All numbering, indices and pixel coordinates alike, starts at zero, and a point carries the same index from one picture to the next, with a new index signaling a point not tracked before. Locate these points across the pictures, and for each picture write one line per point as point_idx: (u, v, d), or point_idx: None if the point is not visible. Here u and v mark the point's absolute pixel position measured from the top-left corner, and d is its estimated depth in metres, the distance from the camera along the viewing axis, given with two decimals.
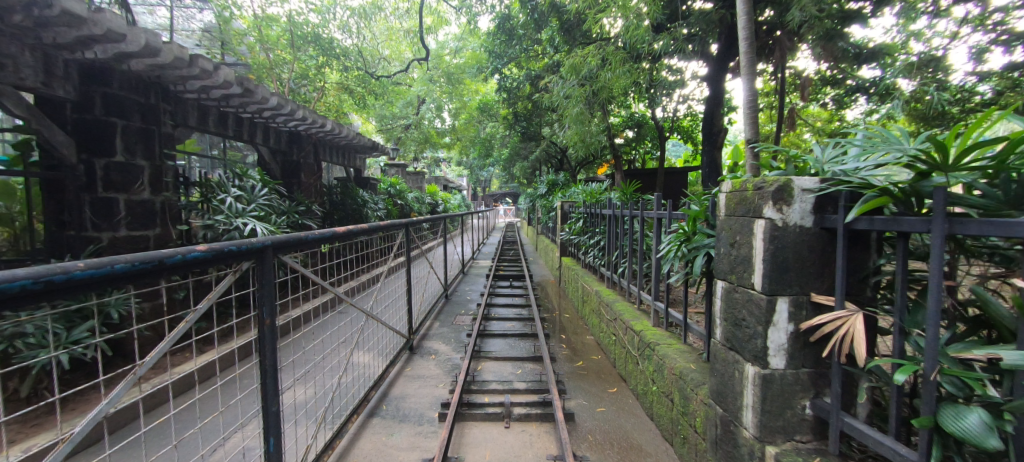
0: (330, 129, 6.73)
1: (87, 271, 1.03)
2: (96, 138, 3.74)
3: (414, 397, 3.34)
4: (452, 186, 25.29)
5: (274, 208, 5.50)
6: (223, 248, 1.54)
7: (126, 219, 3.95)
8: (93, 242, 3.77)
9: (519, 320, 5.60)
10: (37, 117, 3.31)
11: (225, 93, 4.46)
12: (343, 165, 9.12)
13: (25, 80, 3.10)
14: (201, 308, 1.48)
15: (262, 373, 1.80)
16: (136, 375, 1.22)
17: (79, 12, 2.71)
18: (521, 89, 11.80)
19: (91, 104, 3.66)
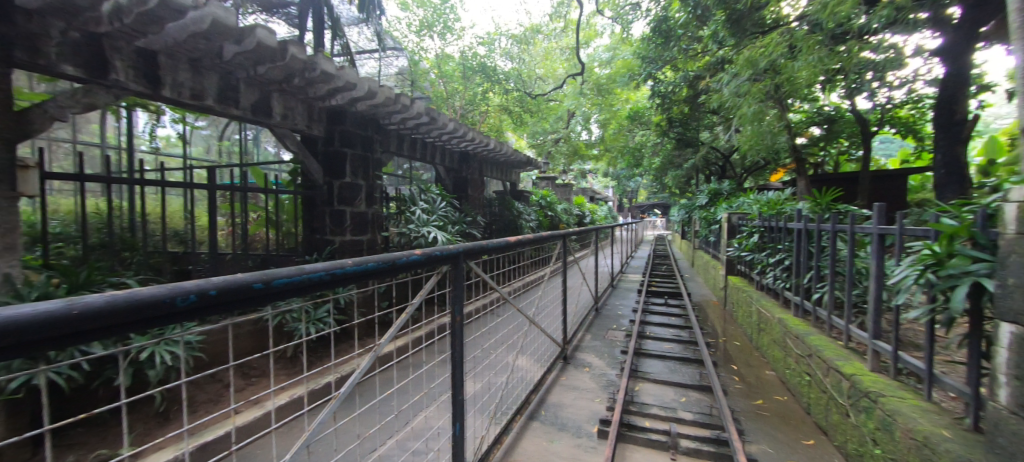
0: (493, 147, 7.40)
1: (353, 267, 1.34)
2: (334, 165, 4.87)
3: (572, 408, 3.35)
4: (600, 197, 25.00)
5: (450, 219, 6.32)
6: (432, 253, 1.80)
7: (351, 225, 5.00)
8: (329, 244, 4.88)
9: (679, 342, 5.14)
10: (302, 152, 4.52)
11: (417, 122, 5.32)
12: (501, 180, 9.93)
13: (297, 124, 4.28)
14: (416, 302, 1.75)
15: (454, 364, 2.04)
16: (375, 353, 1.51)
17: (329, 70, 3.65)
18: (677, 93, 11.01)
19: (333, 139, 4.80)
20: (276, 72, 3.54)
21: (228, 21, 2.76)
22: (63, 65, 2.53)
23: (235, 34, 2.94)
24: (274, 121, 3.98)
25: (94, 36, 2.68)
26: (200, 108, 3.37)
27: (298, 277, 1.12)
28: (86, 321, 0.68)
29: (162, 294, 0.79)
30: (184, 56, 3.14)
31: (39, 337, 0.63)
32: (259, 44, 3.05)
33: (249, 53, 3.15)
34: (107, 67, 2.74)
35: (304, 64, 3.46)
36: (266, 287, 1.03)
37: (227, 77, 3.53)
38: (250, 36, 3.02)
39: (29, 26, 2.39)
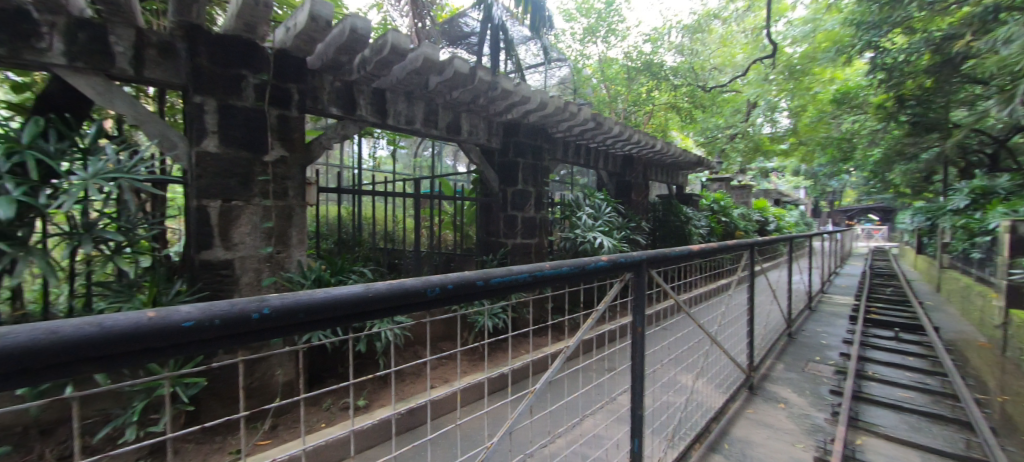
0: (660, 148, 6.96)
1: (550, 271, 1.39)
2: (509, 173, 5.18)
3: (764, 449, 2.85)
4: (788, 200, 21.00)
5: (614, 225, 6.18)
6: (618, 260, 1.74)
7: (521, 228, 5.27)
8: (503, 246, 5.24)
9: (924, 391, 3.86)
10: (482, 163, 5.01)
11: (583, 129, 5.37)
12: (667, 183, 9.25)
13: (480, 139, 4.79)
14: (601, 308, 1.72)
15: (633, 376, 1.96)
16: (565, 356, 1.54)
17: (508, 87, 4.02)
18: (915, 63, 8.42)
19: (507, 149, 5.16)
20: (465, 95, 4.05)
21: (435, 58, 3.32)
22: (331, 107, 3.41)
23: (439, 66, 3.50)
24: (462, 137, 4.56)
25: (348, 84, 3.54)
26: (411, 131, 4.10)
27: (508, 278, 1.23)
28: (373, 302, 0.90)
29: (416, 285, 0.97)
30: (401, 90, 3.87)
31: (346, 311, 0.86)
32: (455, 72, 3.57)
33: (449, 81, 3.70)
34: (355, 105, 3.58)
35: (488, 84, 3.90)
36: (485, 285, 1.16)
37: (430, 104, 4.21)
38: (449, 66, 3.56)
39: (314, 82, 3.31)
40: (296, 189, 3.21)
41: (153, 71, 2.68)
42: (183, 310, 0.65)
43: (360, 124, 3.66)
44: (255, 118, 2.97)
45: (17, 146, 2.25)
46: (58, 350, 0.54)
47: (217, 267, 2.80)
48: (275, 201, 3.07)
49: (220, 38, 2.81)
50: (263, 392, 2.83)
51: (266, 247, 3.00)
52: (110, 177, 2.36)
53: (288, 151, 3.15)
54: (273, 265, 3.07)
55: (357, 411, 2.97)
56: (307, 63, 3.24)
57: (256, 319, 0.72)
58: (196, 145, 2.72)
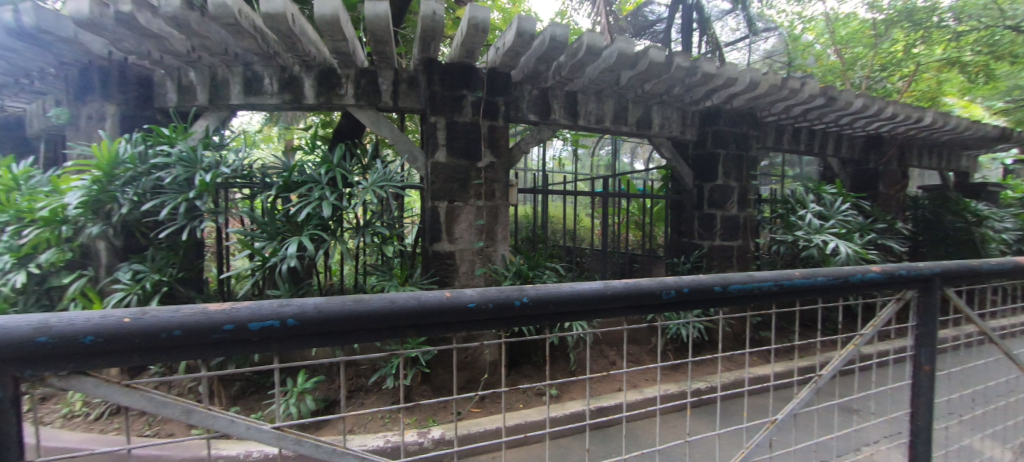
0: (933, 122, 5.11)
1: (800, 281, 1.15)
2: (706, 167, 4.63)
3: None
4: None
5: (853, 225, 4.84)
6: (898, 272, 1.32)
7: (721, 229, 4.60)
8: (699, 248, 4.70)
9: None
10: (675, 157, 4.61)
11: (808, 108, 4.38)
12: (940, 169, 6.75)
13: (673, 132, 4.43)
14: (870, 333, 1.34)
15: (917, 429, 1.47)
16: (815, 386, 1.26)
17: (711, 71, 3.59)
18: None
19: (705, 141, 4.60)
20: (659, 86, 3.81)
21: (630, 51, 3.22)
22: (529, 114, 3.70)
23: (632, 61, 3.39)
24: (653, 131, 4.31)
25: (545, 90, 3.76)
26: (601, 130, 4.10)
27: (749, 286, 1.07)
28: (611, 300, 0.90)
29: (653, 286, 0.93)
30: (592, 90, 3.89)
31: (587, 308, 0.89)
32: (650, 63, 3.38)
33: (643, 73, 3.54)
34: (550, 110, 3.79)
35: (688, 70, 3.56)
36: (723, 291, 1.03)
37: (620, 100, 4.12)
38: (643, 59, 3.39)
39: (516, 93, 3.64)
40: (502, 191, 3.60)
41: (405, 101, 3.41)
42: (468, 291, 0.79)
43: (554, 128, 3.86)
44: (472, 130, 3.45)
45: (331, 164, 3.18)
46: (400, 311, 0.72)
47: (444, 257, 3.38)
48: (486, 201, 3.51)
49: (448, 67, 3.37)
50: (474, 367, 3.23)
51: (478, 242, 3.47)
52: (381, 184, 3.11)
53: (496, 158, 3.55)
54: (483, 257, 3.52)
55: (549, 399, 3.13)
56: (512, 77, 3.58)
57: (518, 306, 0.81)
58: (431, 157, 3.35)
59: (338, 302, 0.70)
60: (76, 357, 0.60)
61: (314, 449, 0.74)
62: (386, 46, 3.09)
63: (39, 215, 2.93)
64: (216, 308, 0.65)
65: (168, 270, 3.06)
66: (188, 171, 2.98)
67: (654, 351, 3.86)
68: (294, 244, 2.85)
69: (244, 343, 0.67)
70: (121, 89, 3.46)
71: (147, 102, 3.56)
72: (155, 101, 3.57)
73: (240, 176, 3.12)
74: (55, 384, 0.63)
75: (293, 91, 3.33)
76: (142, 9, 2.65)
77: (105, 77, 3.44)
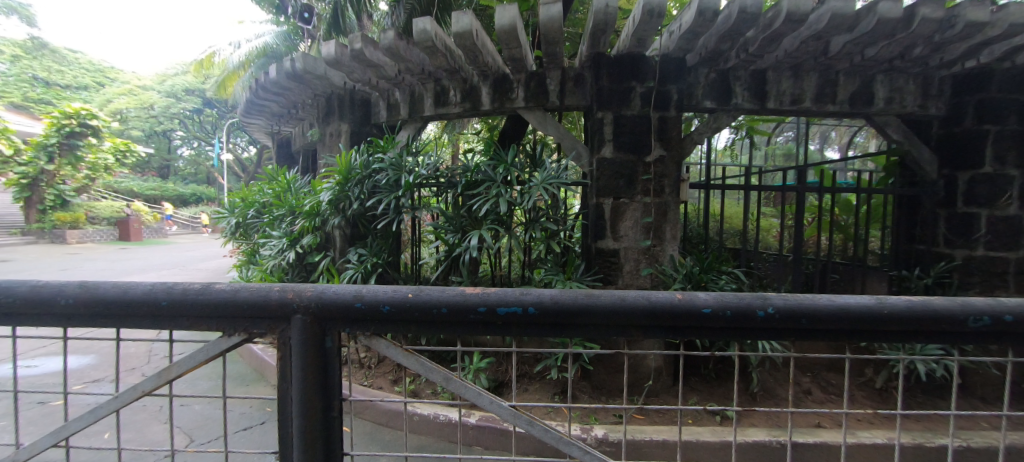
0: None
1: None
2: (963, 151, 3.44)
3: None
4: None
5: None
6: None
7: (987, 235, 3.36)
8: (945, 258, 3.55)
9: None
10: (909, 139, 3.53)
11: None
12: None
13: (908, 107, 3.42)
14: None
15: None
16: None
17: (982, 18, 2.62)
18: None
19: (962, 115, 3.43)
20: (890, 49, 2.99)
21: (850, 10, 2.59)
22: (706, 101, 3.34)
23: (851, 21, 2.72)
24: (875, 108, 3.41)
25: (725, 72, 3.35)
26: (796, 111, 3.45)
27: None
28: (888, 321, 0.71)
29: (956, 310, 0.71)
30: (788, 65, 3.29)
31: (849, 328, 0.73)
32: (880, 21, 2.65)
33: (865, 36, 2.82)
34: (731, 94, 3.35)
35: (939, 23, 2.70)
36: None
37: (826, 73, 3.38)
38: (868, 16, 2.69)
39: (691, 78, 3.33)
40: (673, 187, 3.34)
41: (572, 98, 3.46)
42: (700, 295, 0.73)
43: (736, 113, 3.39)
44: (641, 123, 3.30)
45: (505, 164, 3.43)
46: (630, 310, 0.71)
47: (608, 255, 3.33)
48: (655, 198, 3.31)
49: (616, 59, 3.28)
50: (635, 370, 3.10)
51: (645, 240, 3.31)
52: (550, 182, 3.22)
53: (666, 151, 3.32)
54: (650, 257, 3.34)
55: (725, 420, 2.79)
56: (686, 62, 3.29)
57: (761, 317, 0.71)
58: (598, 153, 3.32)
59: (571, 296, 0.72)
60: (377, 322, 0.76)
61: (544, 434, 0.78)
62: (557, 46, 3.17)
63: (305, 210, 3.95)
64: (471, 292, 0.74)
65: (381, 255, 3.79)
66: (395, 174, 3.60)
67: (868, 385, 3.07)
68: (475, 237, 3.20)
69: (492, 325, 0.74)
70: (351, 111, 4.39)
71: (367, 120, 4.44)
72: (372, 118, 4.43)
73: (431, 177, 3.63)
74: (360, 341, 0.81)
75: (472, 99, 3.71)
76: (368, 44, 3.30)
77: (342, 102, 4.43)
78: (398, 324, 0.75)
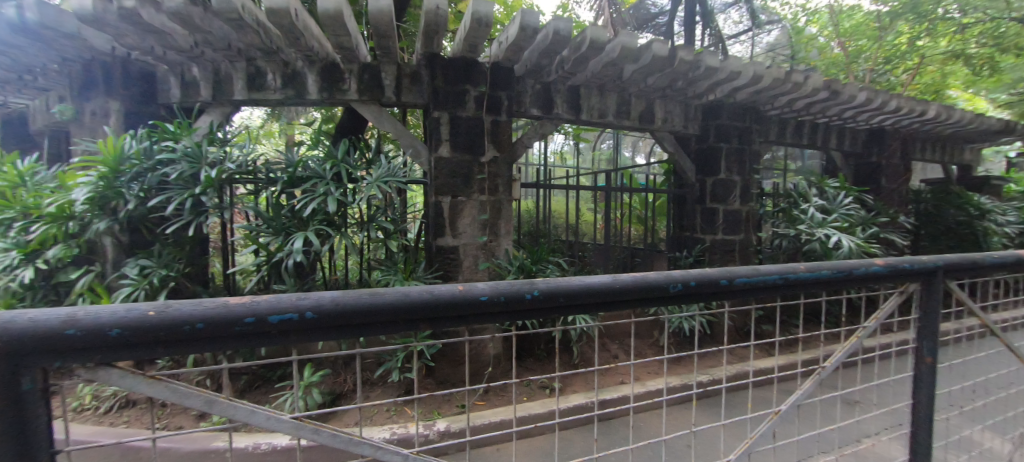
0: (938, 114, 5.03)
1: (805, 274, 1.16)
2: (708, 161, 4.62)
3: None
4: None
5: (857, 219, 4.84)
6: (898, 265, 1.31)
7: (723, 224, 4.60)
8: (700, 242, 4.72)
9: None
10: (677, 151, 4.58)
11: (811, 102, 4.36)
12: (942, 162, 6.61)
13: (676, 126, 4.42)
14: (873, 325, 1.31)
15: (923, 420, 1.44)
16: (819, 377, 1.26)
17: (714, 65, 3.57)
18: None
19: (708, 135, 4.59)
20: (662, 80, 3.83)
21: (634, 45, 3.20)
22: (532, 109, 3.70)
23: (635, 54, 3.37)
24: (655, 125, 4.30)
25: (547, 85, 3.76)
26: (603, 124, 4.10)
27: (755, 279, 1.08)
28: (619, 293, 0.91)
29: (660, 281, 0.95)
30: (595, 84, 3.89)
31: (596, 301, 0.90)
32: (653, 57, 3.37)
33: (646, 68, 3.53)
34: (552, 104, 3.79)
35: (690, 64, 3.55)
36: (729, 285, 1.04)
37: (623, 94, 4.11)
38: (646, 52, 3.37)
39: (519, 87, 3.65)
40: (506, 186, 3.61)
41: (408, 95, 3.41)
42: (479, 285, 0.81)
43: (557, 122, 3.85)
44: (475, 125, 3.46)
45: (335, 160, 3.20)
46: (413, 305, 0.74)
47: (447, 252, 3.42)
48: (490, 196, 3.53)
49: (450, 61, 3.37)
50: (477, 360, 3.27)
51: (482, 236, 3.49)
52: (385, 180, 3.13)
53: (499, 152, 3.56)
54: (487, 252, 3.54)
55: (552, 392, 3.16)
56: (513, 71, 3.58)
57: (528, 299, 0.82)
58: (435, 151, 3.37)
59: (354, 296, 0.72)
60: (101, 349, 0.61)
61: (331, 440, 0.77)
62: (389, 41, 3.08)
63: (47, 211, 2.94)
64: (236, 301, 0.67)
65: (174, 265, 3.10)
66: (193, 167, 2.98)
67: (655, 343, 3.91)
68: (300, 239, 2.88)
69: (264, 334, 0.69)
70: (124, 85, 3.46)
71: (150, 98, 3.56)
72: (158, 97, 3.57)
73: (244, 172, 3.13)
74: (79, 375, 0.64)
75: (296, 86, 3.33)
76: (145, 4, 2.62)
77: (108, 73, 3.44)
78: (136, 351, 0.62)
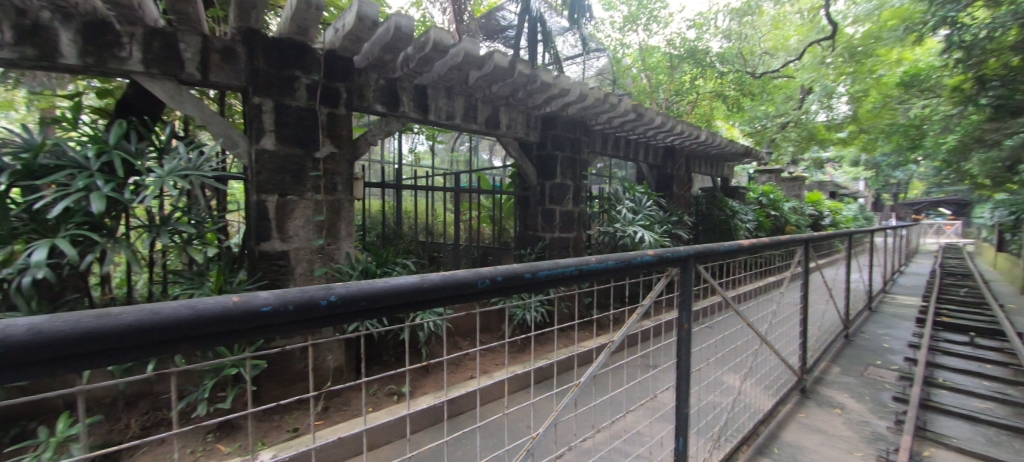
0: (706, 138, 6.59)
1: (595, 265, 1.38)
2: (547, 167, 5.13)
3: (817, 455, 2.67)
4: (851, 195, 18.82)
5: (656, 219, 6.01)
6: (664, 254, 1.67)
7: (559, 223, 5.18)
8: (541, 240, 5.20)
9: (1003, 404, 3.53)
10: (520, 156, 4.96)
11: (624, 121, 5.22)
12: (712, 175, 8.70)
13: (518, 133, 4.78)
14: (647, 303, 1.64)
15: (682, 374, 1.85)
16: (610, 350, 1.52)
17: (548, 80, 3.98)
18: (999, 40, 7.09)
19: (546, 143, 5.10)
20: (504, 89, 4.09)
21: (476, 52, 3.32)
22: (376, 105, 3.53)
23: (478, 62, 3.51)
24: (500, 131, 4.58)
25: (392, 81, 3.64)
26: (451, 126, 4.17)
27: (555, 272, 1.24)
28: (427, 292, 0.93)
29: (468, 278, 1.00)
30: (442, 86, 3.93)
31: (405, 301, 0.91)
32: (495, 67, 3.57)
33: (488, 76, 3.72)
34: (398, 102, 3.68)
35: (528, 78, 3.89)
36: (532, 278, 1.17)
37: (469, 99, 4.25)
38: (488, 61, 3.56)
39: (360, 80, 3.44)
40: (345, 184, 3.40)
41: (219, 74, 2.83)
42: (262, 294, 0.71)
43: (403, 121, 3.76)
44: (307, 117, 3.14)
45: (106, 147, 2.52)
46: (167, 325, 0.61)
47: (274, 258, 3.01)
48: (326, 195, 3.25)
49: (274, 42, 2.98)
50: (314, 375, 2.98)
51: (318, 239, 3.19)
52: (183, 173, 2.59)
53: (336, 148, 3.33)
54: (324, 256, 3.25)
55: (400, 397, 3.08)
56: (353, 63, 3.36)
57: (323, 306, 0.77)
58: (256, 143, 2.93)
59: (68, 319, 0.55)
60: None
61: None
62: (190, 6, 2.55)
63: None
64: None
65: None
66: None
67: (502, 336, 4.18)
68: (44, 249, 2.16)
69: None
70: None
71: None
72: None
73: None
74: None
75: (43, 44, 2.32)
76: None
77: None
78: None
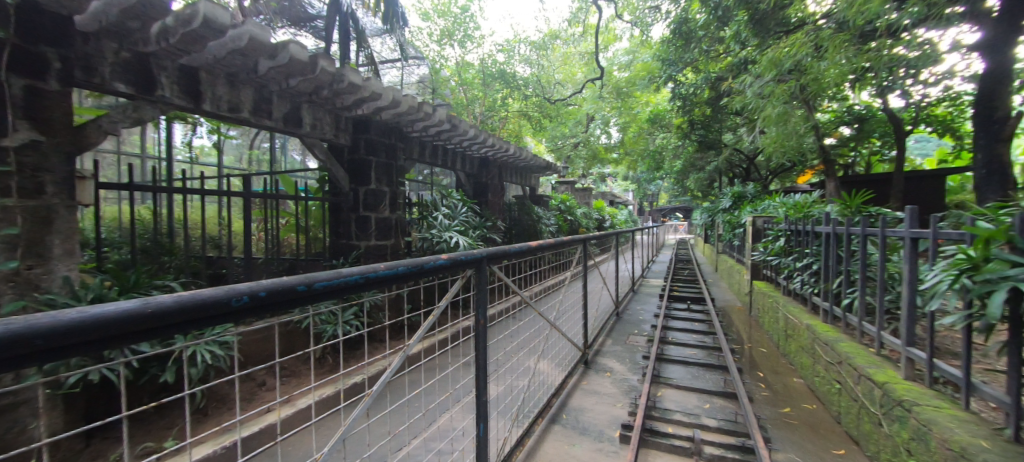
0: (513, 152, 7.39)
1: (384, 271, 1.39)
2: (360, 172, 4.88)
3: (593, 413, 3.31)
4: (623, 203, 24.00)
5: (472, 224, 6.42)
6: (456, 257, 1.80)
7: (375, 230, 4.99)
8: (355, 248, 4.89)
9: (702, 349, 5.08)
10: (328, 159, 4.55)
11: (439, 130, 5.39)
12: (521, 184, 9.80)
13: (326, 134, 4.41)
14: (442, 305, 1.74)
15: (478, 366, 2.02)
16: (405, 355, 1.54)
17: (357, 82, 3.79)
18: (698, 96, 10.12)
19: (358, 147, 4.84)
20: (306, 85, 3.71)
21: (264, 38, 2.90)
22: (117, 83, 2.72)
23: (269, 50, 3.07)
24: (304, 131, 4.13)
25: (143, 56, 2.87)
26: (236, 119, 3.55)
27: (334, 282, 1.19)
28: (157, 319, 0.76)
29: (219, 296, 0.87)
30: (221, 71, 3.31)
31: (122, 331, 0.71)
32: (291, 58, 3.18)
33: (283, 68, 3.31)
34: (154, 84, 2.92)
35: (333, 76, 3.63)
36: (307, 290, 1.10)
37: (261, 90, 3.72)
38: (283, 52, 3.15)
39: (88, 49, 2.59)
40: (59, 185, 2.51)
41: None
42: None
43: (163, 107, 3.00)
44: None
45: None
46: None
47: None
48: (20, 199, 2.34)
49: None
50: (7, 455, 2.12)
51: (8, 262, 2.28)
52: None
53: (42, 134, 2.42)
54: (19, 285, 2.34)
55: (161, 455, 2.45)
56: (74, 23, 2.51)
57: None
58: None
59: None
60: None
61: None
62: None
63: None
64: None
65: None
66: None
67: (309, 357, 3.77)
68: None
69: None
70: None
71: None
72: None
73: None
74: None
75: None
76: None
77: None
78: None
